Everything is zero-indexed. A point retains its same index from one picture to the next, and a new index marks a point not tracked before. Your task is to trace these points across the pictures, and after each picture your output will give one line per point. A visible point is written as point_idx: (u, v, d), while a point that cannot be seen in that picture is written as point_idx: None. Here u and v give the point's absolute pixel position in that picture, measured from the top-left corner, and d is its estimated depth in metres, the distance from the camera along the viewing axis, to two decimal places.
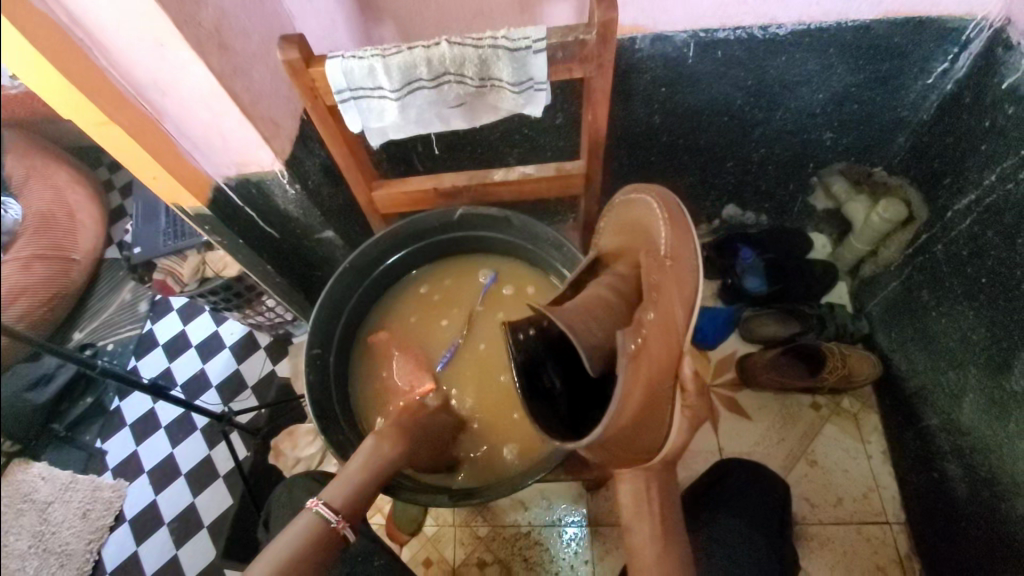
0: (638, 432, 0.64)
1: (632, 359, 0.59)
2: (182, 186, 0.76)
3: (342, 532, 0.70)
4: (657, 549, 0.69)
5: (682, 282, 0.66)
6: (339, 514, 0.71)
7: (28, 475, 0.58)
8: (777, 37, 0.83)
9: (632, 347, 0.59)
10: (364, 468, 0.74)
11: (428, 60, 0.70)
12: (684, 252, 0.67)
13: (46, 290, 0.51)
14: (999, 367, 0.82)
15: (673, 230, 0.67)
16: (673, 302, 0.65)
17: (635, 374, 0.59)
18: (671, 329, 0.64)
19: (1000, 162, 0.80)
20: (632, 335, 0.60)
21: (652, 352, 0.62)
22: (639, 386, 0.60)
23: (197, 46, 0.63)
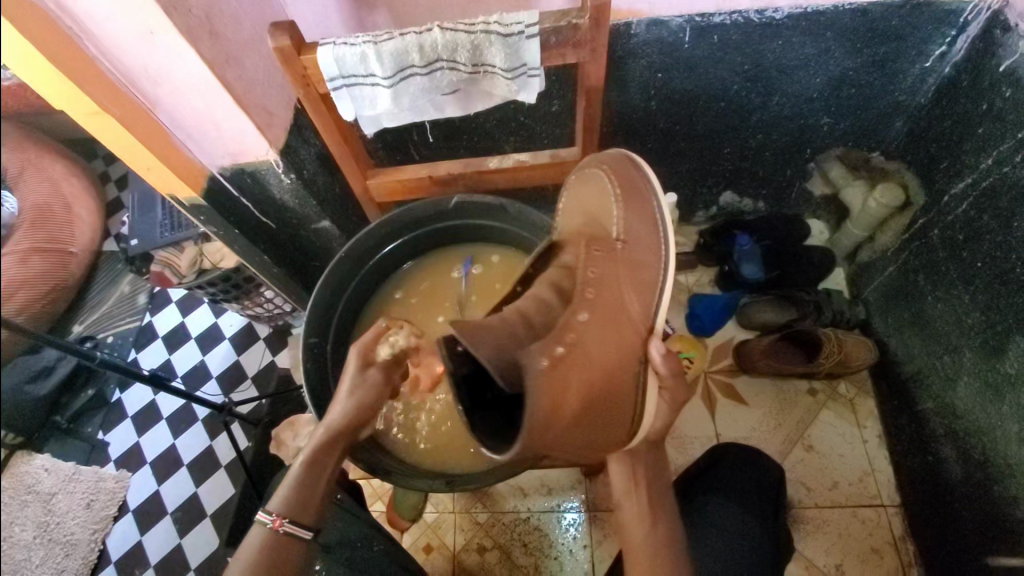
0: (594, 425, 0.65)
1: (554, 368, 0.61)
2: (177, 176, 0.75)
3: (279, 531, 0.66)
4: (643, 527, 0.68)
5: (634, 264, 0.71)
6: (275, 514, 0.67)
7: (31, 467, 0.59)
8: (773, 21, 0.82)
9: (546, 361, 0.60)
10: (299, 463, 0.71)
11: (420, 46, 0.69)
12: (638, 235, 0.73)
13: (44, 283, 0.51)
14: (994, 350, 0.82)
15: (629, 207, 0.74)
16: (619, 287, 0.69)
17: (561, 383, 0.61)
18: (618, 315, 0.68)
19: (997, 146, 0.80)
20: (552, 343, 0.62)
21: (587, 353, 0.64)
22: (573, 391, 0.62)
23: (189, 35, 0.62)
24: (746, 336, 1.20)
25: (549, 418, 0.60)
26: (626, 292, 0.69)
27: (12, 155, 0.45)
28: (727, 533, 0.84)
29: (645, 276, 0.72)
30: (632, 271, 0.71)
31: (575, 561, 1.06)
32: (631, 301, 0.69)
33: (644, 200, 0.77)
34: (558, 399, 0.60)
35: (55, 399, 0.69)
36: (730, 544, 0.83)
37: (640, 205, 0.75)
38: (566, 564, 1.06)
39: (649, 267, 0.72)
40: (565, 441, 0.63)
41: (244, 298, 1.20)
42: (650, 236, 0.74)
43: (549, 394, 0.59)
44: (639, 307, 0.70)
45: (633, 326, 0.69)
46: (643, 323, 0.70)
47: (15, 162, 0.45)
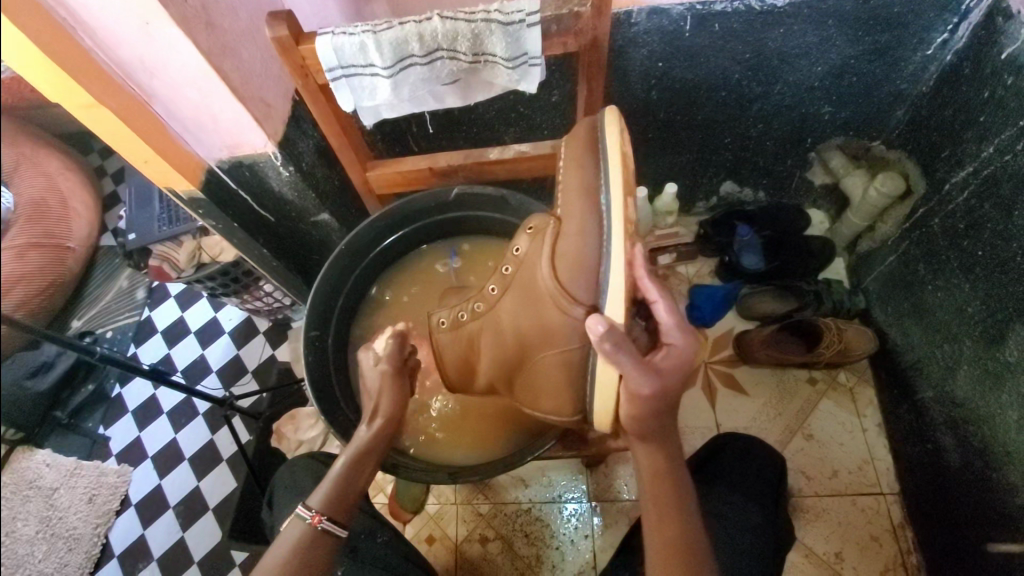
0: (521, 382, 0.72)
1: (455, 330, 0.77)
2: (174, 169, 0.74)
3: (319, 526, 0.65)
4: (652, 515, 0.66)
5: (561, 240, 0.61)
6: (315, 509, 0.67)
7: (32, 462, 0.58)
8: (775, 9, 0.81)
9: (446, 324, 0.78)
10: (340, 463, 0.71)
11: (420, 35, 0.68)
12: (572, 205, 0.61)
13: (41, 279, 0.50)
14: (994, 338, 0.82)
15: (569, 174, 0.63)
16: (536, 264, 0.64)
17: (461, 341, 0.76)
18: (532, 292, 0.65)
19: (998, 134, 0.80)
20: (462, 310, 0.76)
21: (498, 321, 0.70)
22: (482, 349, 0.75)
23: (186, 26, 0.62)
24: (746, 327, 1.20)
25: (455, 362, 0.79)
26: (542, 269, 0.63)
27: (8, 149, 0.44)
28: (728, 521, 0.85)
29: (576, 254, 0.60)
30: (559, 248, 0.61)
31: (577, 550, 1.07)
32: (551, 279, 0.61)
33: (593, 162, 0.62)
34: (455, 352, 0.78)
35: (55, 395, 0.68)
36: (730, 537, 0.83)
37: (585, 170, 0.62)
38: (568, 553, 1.07)
39: (581, 241, 0.60)
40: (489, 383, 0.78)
41: (243, 293, 1.18)
42: (587, 205, 0.61)
43: (449, 346, 0.78)
44: (570, 288, 0.61)
45: (554, 305, 0.61)
46: (574, 303, 0.60)
47: (10, 157, 0.44)
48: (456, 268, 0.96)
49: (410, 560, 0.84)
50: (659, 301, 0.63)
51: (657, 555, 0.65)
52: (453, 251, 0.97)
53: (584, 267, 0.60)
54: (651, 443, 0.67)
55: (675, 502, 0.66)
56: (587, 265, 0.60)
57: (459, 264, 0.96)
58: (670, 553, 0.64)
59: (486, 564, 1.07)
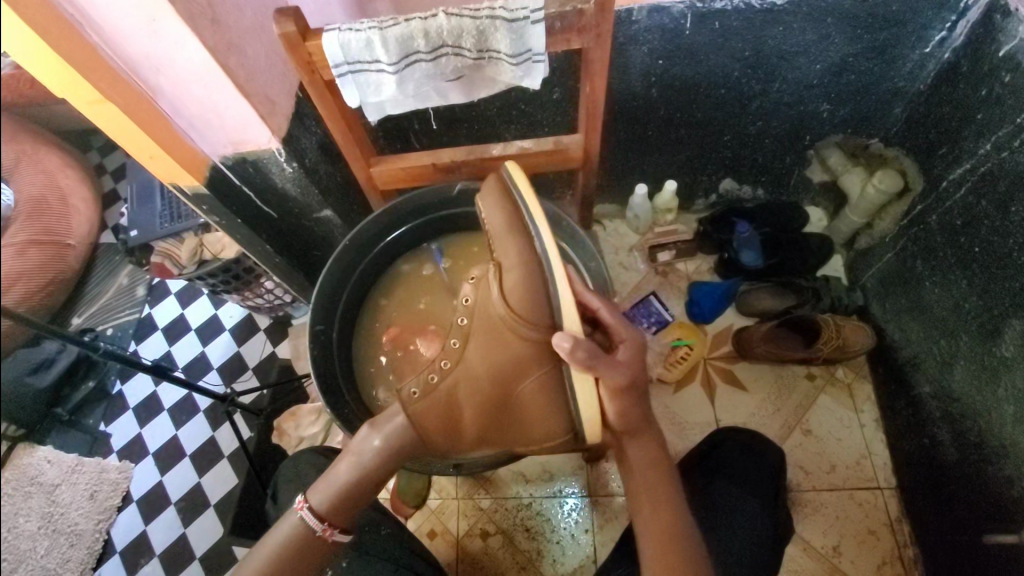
0: (510, 424, 0.69)
1: (427, 395, 0.67)
2: (179, 165, 0.75)
3: (330, 539, 0.66)
4: (650, 508, 0.67)
5: (504, 274, 0.65)
6: (325, 521, 0.65)
7: (33, 458, 0.59)
8: (774, 7, 0.82)
9: (415, 391, 0.68)
10: (348, 466, 0.67)
11: (425, 32, 0.69)
12: (503, 244, 0.66)
13: (41, 275, 0.51)
14: (991, 333, 0.83)
15: (494, 221, 0.69)
16: (488, 303, 0.66)
17: (439, 403, 0.67)
18: (492, 329, 0.66)
19: (996, 131, 0.81)
20: (427, 373, 0.69)
21: (472, 370, 0.67)
22: (461, 408, 0.68)
23: (192, 23, 0.62)
24: (746, 323, 1.21)
25: (435, 432, 0.68)
26: (497, 303, 0.65)
27: (6, 145, 0.44)
28: (725, 515, 0.86)
29: (522, 280, 0.63)
30: (505, 281, 0.65)
31: (578, 545, 1.08)
32: (507, 312, 0.64)
33: (514, 208, 0.69)
34: (436, 418, 0.68)
35: (56, 391, 0.69)
36: (729, 530, 0.85)
37: (509, 215, 0.68)
38: (568, 548, 1.08)
39: (523, 268, 0.64)
40: (477, 440, 0.70)
41: (244, 289, 1.19)
42: (520, 239, 0.66)
43: (425, 415, 0.67)
44: (527, 316, 0.63)
45: (516, 334, 0.64)
46: (533, 326, 0.63)
47: (9, 154, 0.45)
48: (446, 271, 0.95)
49: (414, 552, 0.85)
50: (601, 308, 0.70)
51: (654, 547, 0.65)
52: (440, 254, 0.97)
53: (532, 292, 0.63)
54: (650, 435, 0.69)
55: (669, 497, 0.67)
56: (535, 288, 0.63)
57: (452, 266, 0.96)
58: (666, 547, 0.65)
59: (488, 559, 1.08)
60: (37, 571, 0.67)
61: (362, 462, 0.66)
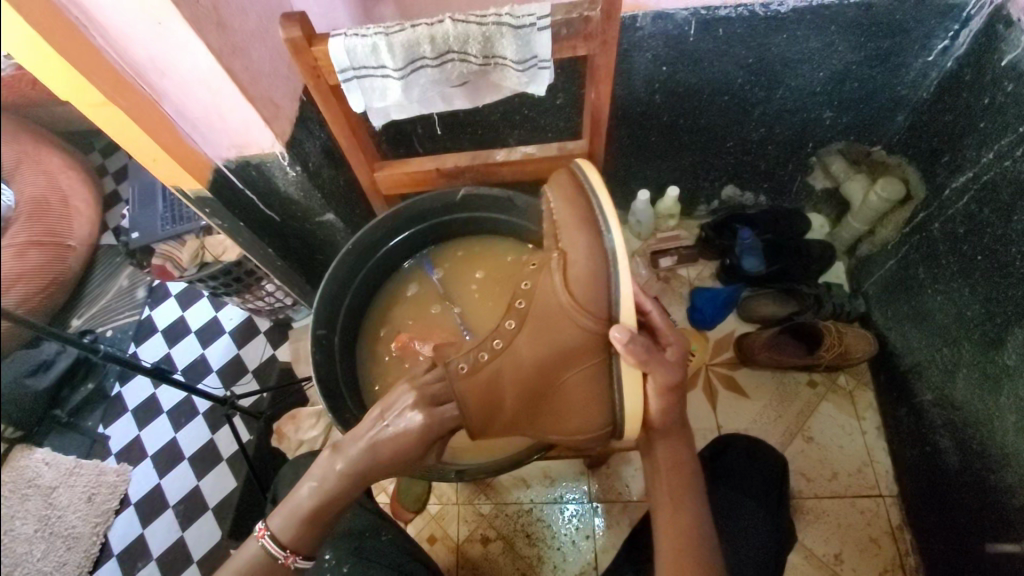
0: (550, 411, 0.68)
1: (475, 373, 0.67)
2: (181, 168, 0.75)
3: (292, 566, 0.64)
4: (666, 510, 0.67)
5: (569, 265, 0.62)
6: (287, 549, 0.64)
7: (31, 460, 0.58)
8: (778, 15, 0.82)
9: (463, 367, 0.67)
10: (314, 488, 0.66)
11: (432, 37, 0.69)
12: (571, 234, 0.63)
13: (41, 276, 0.50)
14: (993, 341, 0.83)
15: (562, 208, 0.66)
16: (548, 293, 0.64)
17: (485, 383, 0.67)
18: (550, 317, 0.64)
19: (998, 140, 0.81)
20: (478, 351, 0.67)
21: (521, 354, 0.66)
22: (506, 390, 0.67)
23: (196, 26, 0.62)
24: (748, 329, 1.21)
25: (477, 411, 0.68)
26: (558, 295, 0.63)
27: (6, 145, 0.44)
28: (730, 524, 0.86)
29: (587, 275, 0.61)
30: (570, 273, 0.62)
31: (578, 551, 1.07)
32: (568, 304, 0.62)
33: (584, 199, 0.66)
34: (479, 399, 0.67)
35: (55, 393, 0.68)
36: (742, 533, 0.84)
37: (580, 207, 0.65)
38: (568, 555, 1.07)
39: (590, 262, 0.61)
40: (514, 420, 0.70)
41: (245, 292, 1.18)
42: (588, 232, 0.63)
43: (470, 394, 0.67)
44: (587, 308, 0.61)
45: (573, 324, 0.62)
46: (590, 320, 0.61)
47: (10, 154, 0.44)
48: (439, 280, 0.97)
49: (415, 559, 0.85)
50: (652, 309, 0.70)
51: (668, 551, 0.65)
52: (430, 264, 0.98)
53: (597, 286, 0.61)
54: (673, 438, 0.69)
55: (686, 501, 0.67)
56: (599, 284, 0.61)
57: (444, 273, 0.97)
58: (683, 553, 0.64)
59: (487, 564, 1.07)
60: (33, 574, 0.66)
61: (324, 486, 0.66)
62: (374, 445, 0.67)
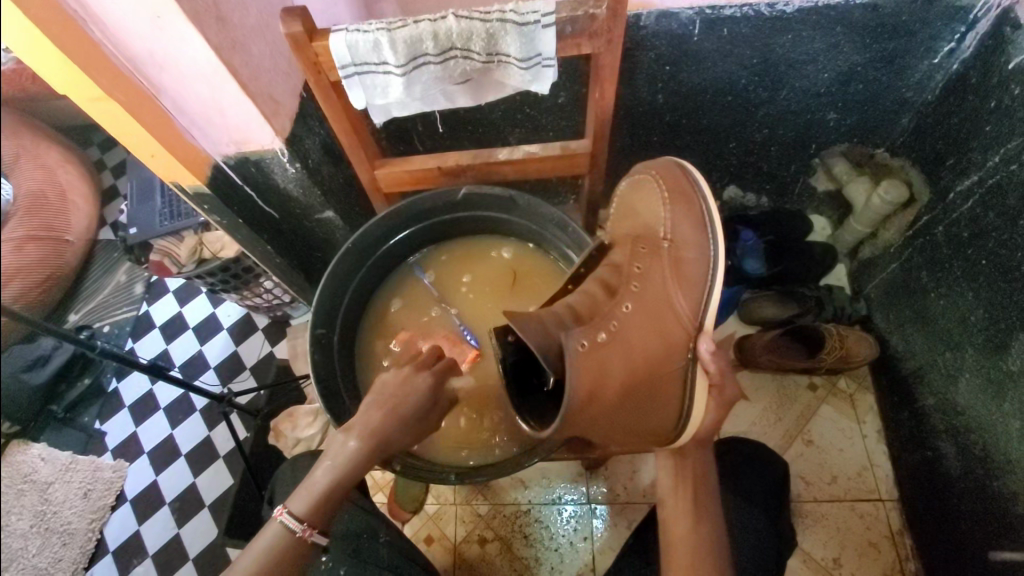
0: (635, 409, 0.69)
1: (591, 353, 0.66)
2: (179, 164, 0.74)
3: (310, 540, 0.64)
4: (686, 515, 0.67)
5: (682, 262, 0.71)
6: (305, 522, 0.64)
7: (26, 456, 0.58)
8: (784, 15, 0.81)
9: (584, 344, 0.65)
10: (330, 465, 0.67)
11: (434, 34, 0.68)
12: (686, 233, 0.72)
13: (39, 270, 0.49)
14: (997, 346, 0.83)
15: (675, 204, 0.73)
16: (662, 281, 0.70)
17: (597, 364, 0.66)
18: (661, 309, 0.70)
19: (1004, 144, 0.80)
20: (594, 330, 0.67)
21: (632, 340, 0.68)
22: (612, 376, 0.66)
23: (197, 22, 0.61)
24: (748, 331, 1.21)
25: (581, 397, 0.64)
26: (671, 288, 0.70)
27: (5, 140, 0.43)
28: (733, 526, 0.85)
29: (695, 275, 0.70)
30: (681, 268, 0.71)
31: (576, 552, 1.07)
32: (676, 295, 0.70)
33: (694, 196, 0.74)
34: (590, 379, 0.65)
35: (51, 389, 0.68)
36: (751, 534, 0.84)
37: (690, 204, 0.73)
38: (566, 556, 1.07)
39: (700, 263, 0.71)
40: (599, 416, 0.67)
41: (243, 289, 1.18)
42: (699, 234, 0.72)
43: (582, 375, 0.64)
44: (689, 304, 0.70)
45: (678, 322, 0.70)
46: (693, 317, 0.70)
47: (8, 148, 0.43)
48: (431, 283, 0.96)
49: (412, 560, 0.84)
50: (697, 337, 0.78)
51: (683, 554, 0.65)
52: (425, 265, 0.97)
53: (701, 288, 0.70)
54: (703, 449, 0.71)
55: (707, 508, 0.68)
56: (699, 287, 0.70)
57: (436, 275, 0.97)
58: (697, 554, 0.64)
59: (484, 565, 1.07)
60: (28, 570, 0.66)
61: (338, 462, 0.67)
62: (387, 413, 0.71)
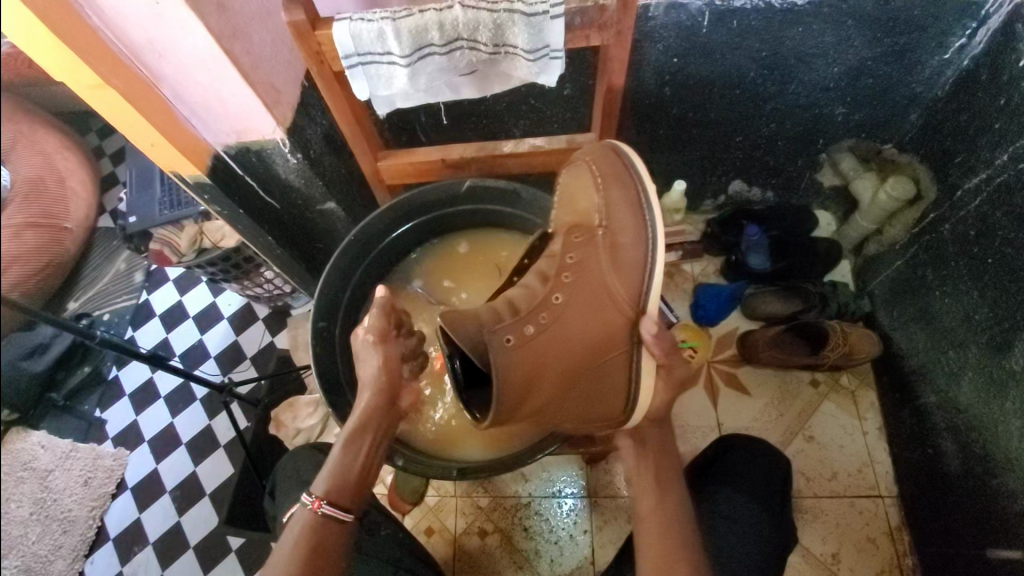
0: (573, 397, 0.71)
1: (520, 345, 0.66)
2: (180, 153, 0.73)
3: (318, 512, 0.67)
4: (653, 496, 0.69)
5: (617, 247, 0.69)
6: (315, 495, 0.69)
7: (26, 444, 0.57)
8: (794, 7, 0.80)
9: (510, 339, 0.65)
10: (339, 446, 0.73)
11: (440, 24, 0.67)
12: (619, 218, 0.70)
13: (38, 258, 0.48)
14: (1001, 346, 0.82)
15: (611, 187, 0.71)
16: (597, 268, 0.68)
17: (526, 357, 0.67)
18: (595, 297, 0.68)
19: (1013, 142, 0.79)
20: (523, 323, 0.67)
21: (566, 330, 0.68)
22: (545, 367, 0.68)
23: (196, 8, 0.60)
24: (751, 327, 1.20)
25: (514, 388, 0.66)
26: (606, 274, 0.68)
27: (2, 124, 0.42)
28: (733, 522, 0.85)
29: (630, 259, 0.69)
30: (617, 254, 0.69)
31: (575, 546, 1.07)
32: (611, 280, 0.68)
33: (628, 178, 0.72)
34: (521, 373, 0.66)
35: (50, 377, 0.67)
36: (738, 526, 0.85)
37: (624, 187, 0.71)
38: (565, 549, 1.07)
39: (636, 248, 0.69)
40: (539, 408, 0.70)
41: (244, 279, 1.17)
42: (635, 216, 0.70)
43: (511, 368, 0.65)
44: (625, 288, 0.69)
45: (615, 307, 0.68)
46: (629, 302, 0.69)
47: (7, 133, 0.42)
48: (423, 281, 0.95)
49: (414, 554, 0.85)
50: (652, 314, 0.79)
51: (654, 537, 0.67)
52: (429, 257, 0.96)
53: (637, 272, 0.69)
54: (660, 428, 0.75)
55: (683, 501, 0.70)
56: (638, 273, 0.69)
57: (425, 279, 0.95)
58: (666, 535, 0.66)
59: (485, 557, 1.08)
60: (28, 557, 0.66)
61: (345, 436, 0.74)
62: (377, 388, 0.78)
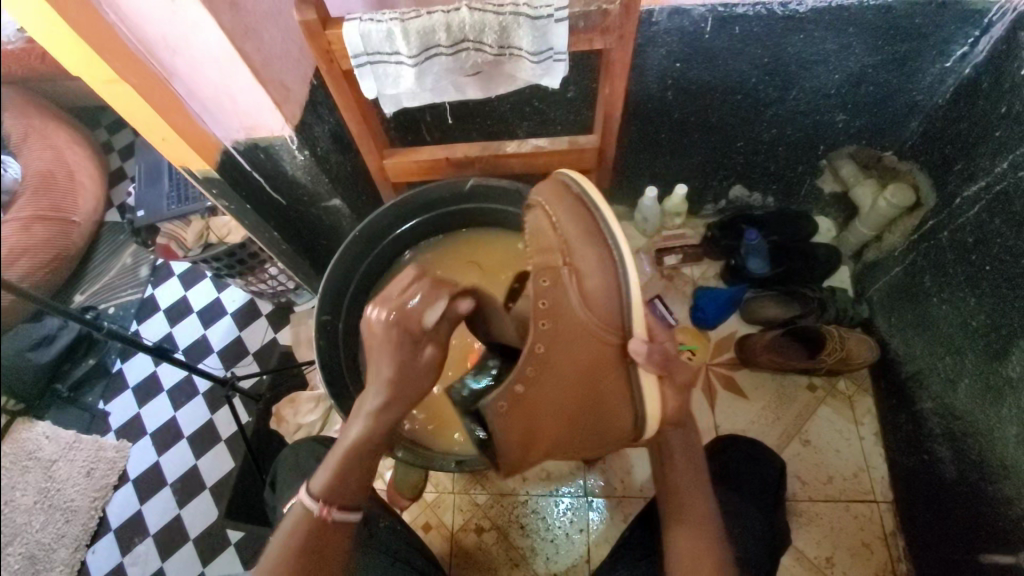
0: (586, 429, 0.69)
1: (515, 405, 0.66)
2: (189, 147, 0.74)
3: (329, 519, 0.63)
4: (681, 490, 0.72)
5: (583, 279, 0.64)
6: (320, 501, 0.63)
7: (31, 433, 0.58)
8: (797, 14, 0.81)
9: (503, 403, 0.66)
10: (345, 449, 0.64)
11: (448, 25, 0.68)
12: (582, 251, 0.65)
13: (46, 249, 0.49)
14: (998, 353, 0.83)
15: (565, 224, 0.67)
16: (568, 307, 0.64)
17: (524, 411, 0.67)
18: (576, 336, 0.64)
19: (1012, 151, 0.80)
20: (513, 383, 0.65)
21: (557, 372, 0.66)
22: (545, 417, 0.68)
23: (212, 8, 0.62)
24: (751, 330, 1.21)
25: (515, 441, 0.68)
26: (580, 310, 0.63)
27: (14, 118, 0.43)
28: (743, 519, 0.87)
29: (602, 287, 0.64)
30: (586, 287, 0.64)
31: (571, 544, 1.08)
32: (586, 317, 0.63)
33: (584, 209, 0.69)
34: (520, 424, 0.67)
35: (55, 367, 0.69)
36: (746, 523, 0.87)
37: (580, 217, 0.68)
38: (561, 547, 1.08)
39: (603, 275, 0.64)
40: (554, 446, 0.71)
41: (249, 274, 1.19)
42: (595, 246, 0.66)
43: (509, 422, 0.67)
44: (604, 319, 0.64)
45: (598, 339, 0.64)
46: (608, 331, 0.64)
47: (18, 128, 0.44)
48: None
49: (410, 546, 0.86)
50: None
51: (683, 529, 0.70)
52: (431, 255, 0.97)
53: (610, 297, 0.64)
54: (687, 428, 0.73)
55: (704, 493, 0.72)
56: (611, 295, 0.64)
57: None
58: (695, 528, 0.70)
59: (482, 553, 1.08)
60: (30, 545, 0.67)
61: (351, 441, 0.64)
62: (390, 386, 0.65)
